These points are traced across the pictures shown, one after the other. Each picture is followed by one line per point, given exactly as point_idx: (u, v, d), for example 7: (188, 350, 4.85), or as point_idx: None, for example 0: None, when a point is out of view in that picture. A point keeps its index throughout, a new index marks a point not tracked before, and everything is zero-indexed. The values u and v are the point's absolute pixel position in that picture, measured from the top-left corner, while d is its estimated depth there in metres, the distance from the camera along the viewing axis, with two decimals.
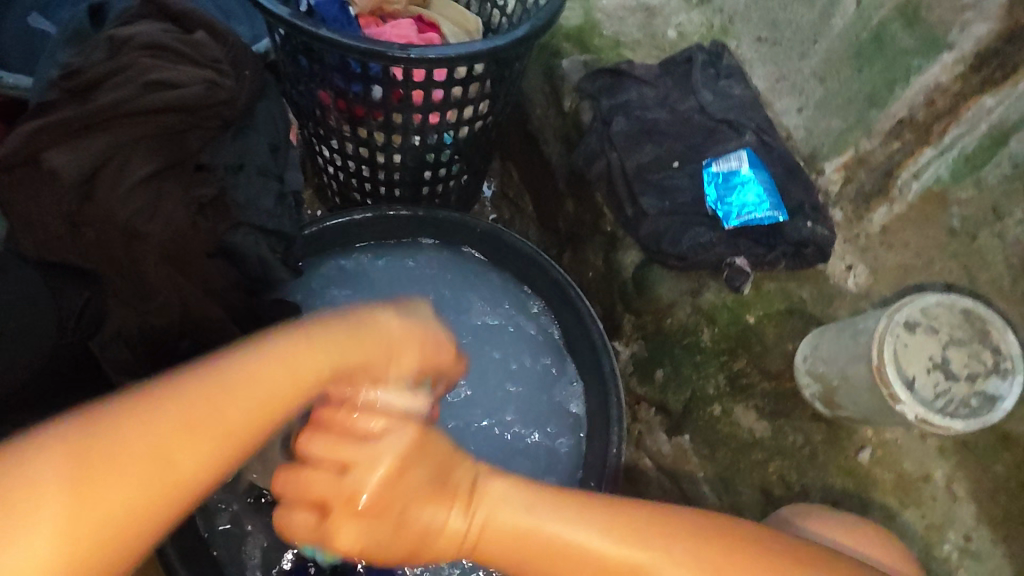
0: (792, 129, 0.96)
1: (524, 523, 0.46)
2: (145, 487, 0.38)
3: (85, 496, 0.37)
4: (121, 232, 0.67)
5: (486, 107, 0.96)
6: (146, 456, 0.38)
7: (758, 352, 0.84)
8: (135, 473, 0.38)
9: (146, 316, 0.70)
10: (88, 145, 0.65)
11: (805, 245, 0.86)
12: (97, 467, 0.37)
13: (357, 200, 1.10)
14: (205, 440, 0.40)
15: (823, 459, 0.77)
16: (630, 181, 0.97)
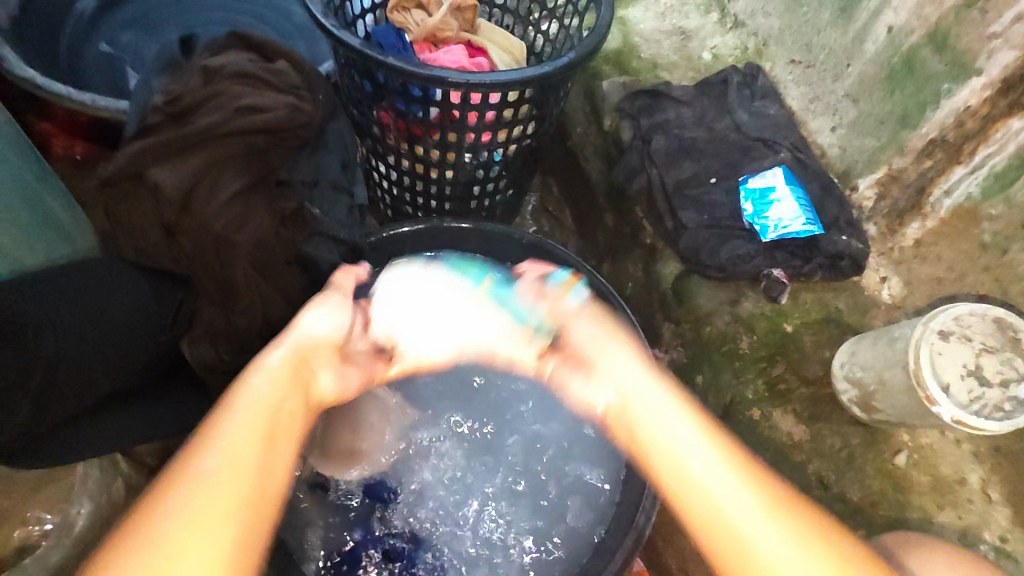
0: (826, 146, 1.00)
1: (685, 454, 0.57)
2: (222, 493, 0.47)
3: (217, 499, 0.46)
4: (214, 242, 0.73)
5: (532, 127, 1.03)
6: (227, 463, 0.48)
7: (797, 359, 0.88)
8: (224, 473, 0.48)
9: (232, 316, 0.78)
10: (188, 162, 0.72)
11: (841, 258, 0.90)
12: (182, 493, 0.46)
13: (409, 213, 1.16)
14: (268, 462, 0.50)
15: (860, 461, 0.81)
16: (669, 197, 1.02)
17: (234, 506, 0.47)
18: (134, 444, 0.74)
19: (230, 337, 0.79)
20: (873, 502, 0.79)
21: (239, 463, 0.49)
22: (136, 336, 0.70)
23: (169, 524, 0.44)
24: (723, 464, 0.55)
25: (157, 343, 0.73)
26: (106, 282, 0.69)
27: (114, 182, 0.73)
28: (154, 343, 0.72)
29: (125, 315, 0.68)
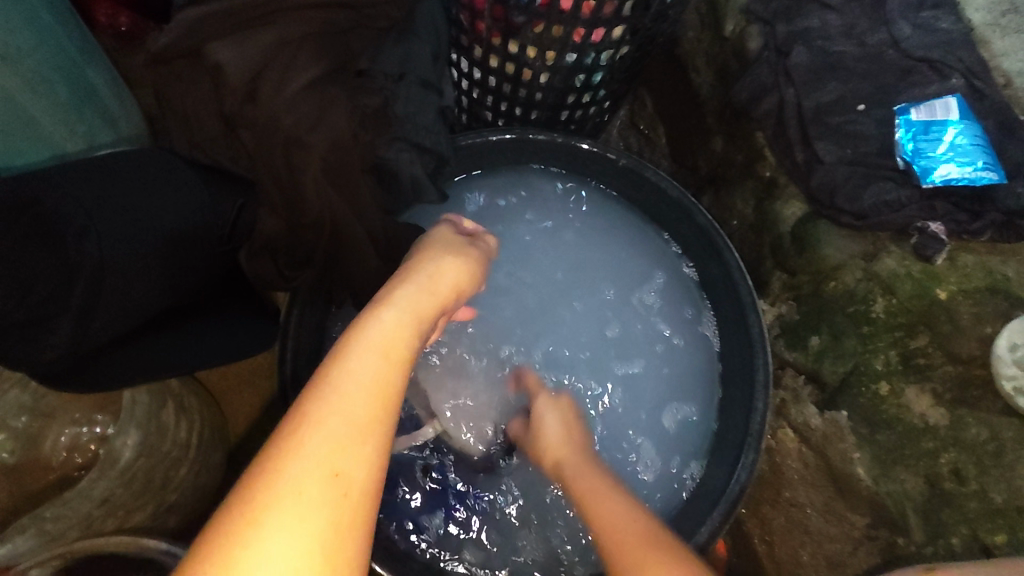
0: (1012, 74, 0.82)
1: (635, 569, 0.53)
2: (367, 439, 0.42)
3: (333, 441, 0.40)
4: (283, 139, 0.61)
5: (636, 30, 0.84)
6: (363, 399, 0.43)
7: (946, 332, 0.74)
8: (359, 413, 0.42)
9: (297, 231, 0.68)
10: (255, 39, 0.57)
11: (1020, 216, 0.74)
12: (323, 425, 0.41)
13: (488, 120, 1.02)
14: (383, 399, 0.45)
15: (1010, 458, 0.69)
16: (805, 123, 0.85)
17: (357, 476, 0.40)
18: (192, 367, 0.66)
19: (291, 255, 0.71)
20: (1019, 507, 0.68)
21: (359, 416, 0.42)
22: (194, 250, 0.61)
23: (318, 455, 0.39)
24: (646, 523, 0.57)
25: (216, 257, 0.65)
26: (164, 186, 0.60)
27: (155, 67, 0.61)
28: (214, 256, 0.64)
29: (182, 226, 0.59)
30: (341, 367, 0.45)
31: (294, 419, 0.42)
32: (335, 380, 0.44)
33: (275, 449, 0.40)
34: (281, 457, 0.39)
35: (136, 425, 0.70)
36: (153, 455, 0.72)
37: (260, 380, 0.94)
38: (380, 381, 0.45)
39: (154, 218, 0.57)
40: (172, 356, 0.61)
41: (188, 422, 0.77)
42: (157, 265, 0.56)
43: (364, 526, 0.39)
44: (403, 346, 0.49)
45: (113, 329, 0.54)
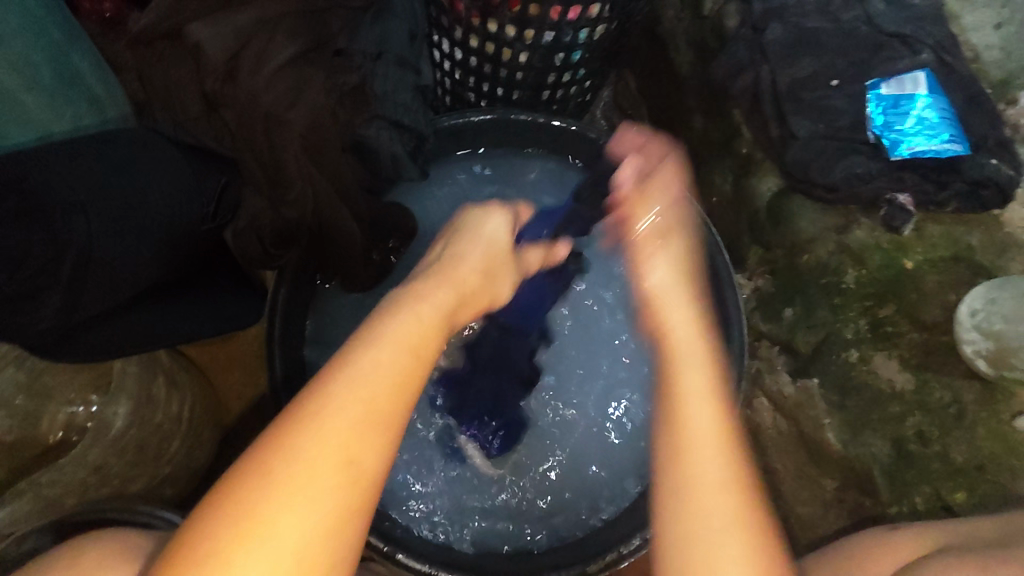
0: (980, 48, 0.83)
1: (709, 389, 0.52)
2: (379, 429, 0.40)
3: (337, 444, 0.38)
4: (262, 116, 0.64)
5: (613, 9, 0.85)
6: (386, 390, 0.41)
7: (913, 299, 0.77)
8: (366, 412, 0.40)
9: (279, 207, 0.71)
10: (231, 19, 0.61)
11: (984, 185, 0.76)
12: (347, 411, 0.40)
13: (471, 101, 1.03)
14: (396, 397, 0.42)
15: (972, 419, 0.72)
16: (780, 99, 0.86)
17: (352, 480, 0.38)
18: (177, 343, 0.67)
19: (278, 233, 0.72)
20: (980, 465, 0.71)
21: (364, 414, 0.40)
22: (176, 229, 0.61)
23: (337, 437, 0.39)
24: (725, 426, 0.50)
25: (199, 235, 0.66)
26: (143, 165, 0.60)
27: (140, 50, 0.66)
28: (196, 235, 0.65)
29: (162, 205, 0.59)
30: (358, 355, 0.42)
31: (301, 409, 0.40)
32: (368, 360, 0.42)
33: (274, 443, 0.38)
34: (280, 453, 0.38)
35: (127, 396, 0.73)
36: (145, 425, 0.75)
37: (248, 358, 0.96)
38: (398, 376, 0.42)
39: (139, 195, 0.58)
40: (158, 328, 0.64)
41: (179, 396, 0.80)
42: (140, 241, 0.57)
43: (362, 514, 0.39)
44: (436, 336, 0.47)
45: (95, 304, 0.55)
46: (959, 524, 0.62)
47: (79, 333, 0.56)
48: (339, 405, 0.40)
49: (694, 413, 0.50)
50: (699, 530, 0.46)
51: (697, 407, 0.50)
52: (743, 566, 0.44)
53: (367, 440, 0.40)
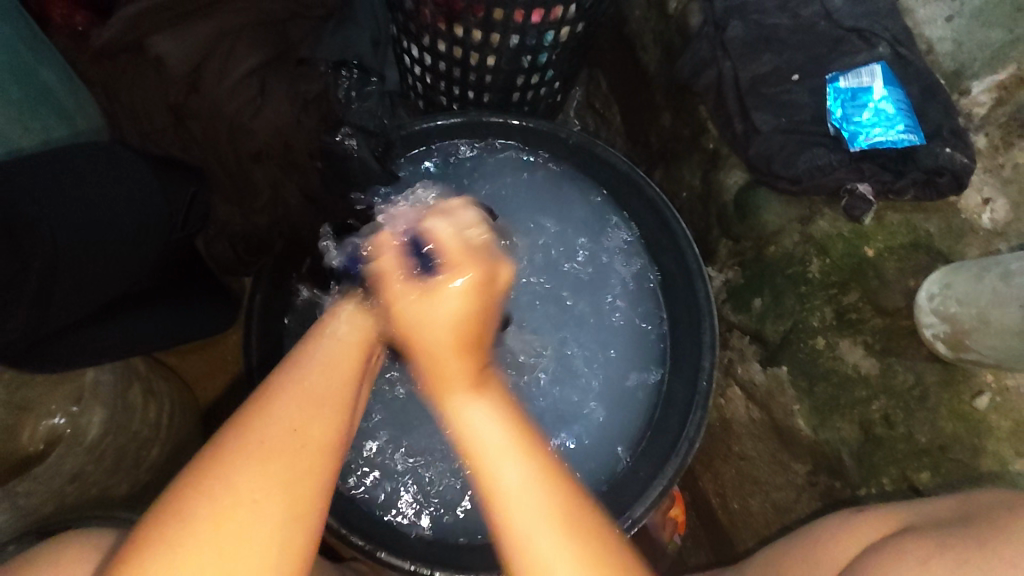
0: (934, 41, 0.83)
1: (530, 519, 0.42)
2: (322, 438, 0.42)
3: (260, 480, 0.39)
4: (227, 126, 0.66)
5: (577, 9, 0.86)
6: (315, 402, 0.43)
7: (874, 286, 0.78)
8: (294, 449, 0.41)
9: (249, 214, 0.74)
10: (193, 29, 0.62)
11: (940, 173, 0.77)
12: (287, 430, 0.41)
13: (443, 105, 1.04)
14: (318, 428, 0.42)
15: (933, 400, 0.74)
16: (742, 95, 0.88)
17: (277, 515, 0.39)
18: (151, 348, 0.68)
19: (249, 238, 0.76)
20: (942, 445, 0.73)
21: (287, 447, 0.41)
22: (145, 237, 0.62)
23: (272, 454, 0.40)
24: (546, 489, 0.43)
25: (168, 244, 0.66)
26: (109, 175, 0.60)
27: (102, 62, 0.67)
28: (166, 243, 0.65)
29: (130, 215, 0.60)
30: (279, 390, 0.43)
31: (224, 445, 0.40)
32: (293, 380, 0.44)
33: (192, 486, 0.39)
34: (201, 493, 0.38)
35: (102, 403, 0.73)
36: (121, 433, 0.76)
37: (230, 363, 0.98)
38: (319, 407, 0.43)
39: (108, 206, 0.58)
40: (132, 336, 0.65)
41: (156, 403, 0.83)
42: (111, 251, 0.58)
43: (312, 531, 0.40)
44: (368, 339, 0.48)
45: (67, 313, 0.56)
46: (923, 505, 0.63)
47: (51, 344, 0.57)
48: (255, 444, 0.40)
49: (528, 522, 0.42)
50: (512, 521, 0.42)
51: (528, 526, 0.42)
52: (553, 536, 0.41)
53: (309, 452, 0.41)
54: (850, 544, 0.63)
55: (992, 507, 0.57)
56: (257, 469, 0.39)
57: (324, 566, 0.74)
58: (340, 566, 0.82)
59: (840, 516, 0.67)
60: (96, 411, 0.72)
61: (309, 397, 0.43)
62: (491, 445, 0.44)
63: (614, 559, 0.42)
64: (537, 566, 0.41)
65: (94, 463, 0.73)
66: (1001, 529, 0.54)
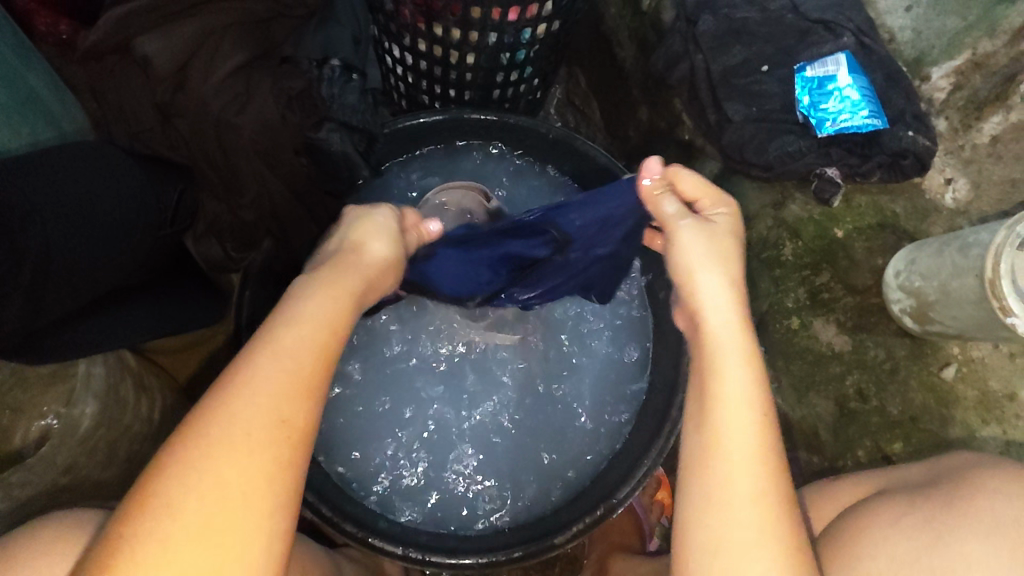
0: (895, 30, 0.86)
1: (746, 484, 0.49)
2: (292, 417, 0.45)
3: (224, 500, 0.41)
4: (213, 124, 0.68)
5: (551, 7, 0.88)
6: (281, 392, 0.45)
7: (844, 267, 0.81)
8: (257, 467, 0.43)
9: (237, 209, 0.75)
10: (180, 31, 0.64)
11: (904, 156, 0.81)
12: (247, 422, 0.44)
13: (425, 104, 1.07)
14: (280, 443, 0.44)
15: (904, 373, 0.77)
16: (714, 86, 0.91)
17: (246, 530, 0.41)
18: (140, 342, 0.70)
19: (237, 234, 0.78)
20: (913, 416, 0.75)
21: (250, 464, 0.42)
22: (133, 233, 0.63)
23: (238, 458, 0.42)
24: (762, 464, 0.50)
25: (157, 240, 0.68)
26: (97, 172, 0.62)
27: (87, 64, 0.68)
28: (154, 240, 0.67)
29: (117, 211, 0.62)
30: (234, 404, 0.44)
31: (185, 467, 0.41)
32: (251, 380, 0.45)
33: (154, 508, 0.40)
34: (163, 515, 0.40)
35: (95, 397, 0.74)
36: (113, 427, 0.77)
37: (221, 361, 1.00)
38: (280, 424, 0.44)
39: (97, 202, 0.60)
40: (121, 330, 0.67)
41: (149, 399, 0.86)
42: (101, 247, 0.60)
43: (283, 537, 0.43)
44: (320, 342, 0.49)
45: (57, 306, 0.58)
46: (895, 470, 0.65)
47: (43, 335, 0.59)
48: (216, 464, 0.42)
49: (739, 496, 0.49)
50: (728, 473, 0.50)
51: (733, 479, 0.49)
52: (757, 524, 0.48)
53: (277, 443, 0.44)
54: (830, 509, 0.66)
55: (961, 468, 0.59)
56: (219, 489, 0.41)
57: (318, 552, 0.76)
58: (334, 553, 0.84)
59: (823, 484, 0.70)
60: (89, 403, 0.73)
61: (273, 388, 0.45)
62: (731, 404, 0.52)
63: (802, 546, 0.49)
64: (734, 548, 0.48)
65: (89, 456, 0.74)
66: (970, 488, 0.56)
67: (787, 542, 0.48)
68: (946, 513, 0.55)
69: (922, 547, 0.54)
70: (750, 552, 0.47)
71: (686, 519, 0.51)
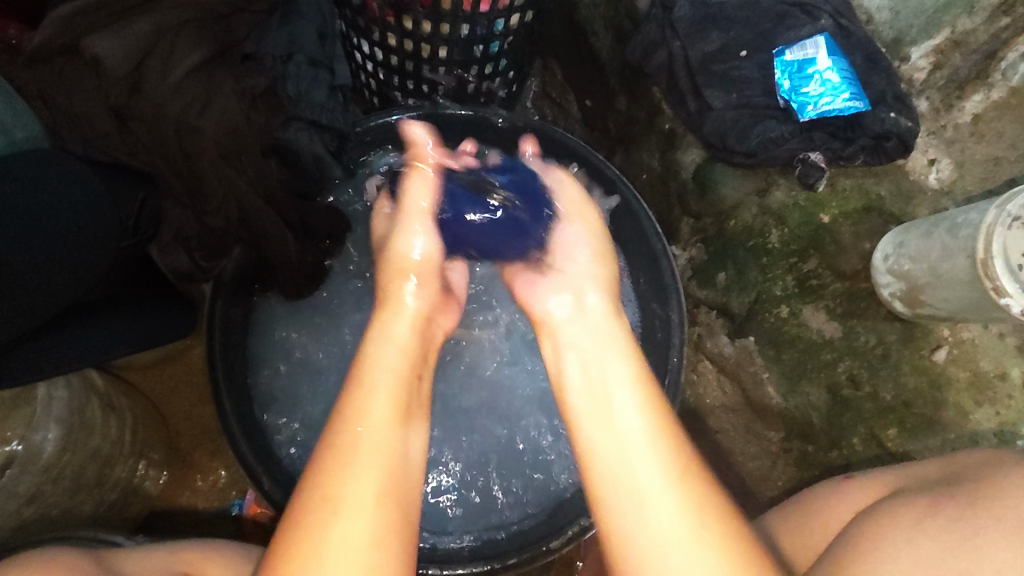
0: (872, 10, 0.84)
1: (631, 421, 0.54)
2: (385, 439, 0.51)
3: (356, 466, 0.48)
4: (173, 126, 0.62)
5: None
6: (390, 400, 0.53)
7: (832, 251, 0.80)
8: (389, 417, 0.52)
9: (203, 217, 0.71)
10: (130, 28, 0.59)
11: (887, 138, 0.79)
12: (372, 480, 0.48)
13: (399, 101, 1.03)
14: (398, 476, 0.49)
15: (896, 358, 0.76)
16: (693, 73, 0.89)
17: (385, 472, 0.49)
18: (107, 359, 0.68)
19: (205, 242, 0.74)
20: (907, 402, 0.75)
21: (394, 432, 0.51)
22: (96, 245, 0.62)
23: (385, 448, 0.50)
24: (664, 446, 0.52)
25: (119, 251, 0.66)
26: (59, 187, 0.59)
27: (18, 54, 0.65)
28: (115, 252, 0.65)
29: (73, 225, 0.59)
30: (356, 388, 0.53)
31: (333, 433, 0.50)
32: (356, 405, 0.52)
33: (305, 504, 0.46)
34: (316, 489, 0.47)
35: (58, 421, 0.73)
36: (78, 452, 0.77)
37: (197, 377, 0.97)
38: (376, 394, 0.53)
39: (55, 215, 0.58)
40: (86, 350, 0.65)
41: (118, 420, 0.83)
42: (58, 266, 0.58)
43: (408, 512, 0.49)
44: (404, 360, 0.57)
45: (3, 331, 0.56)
46: (913, 466, 0.65)
47: (20, 348, 0.59)
48: (349, 438, 0.50)
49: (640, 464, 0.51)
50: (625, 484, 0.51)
51: (606, 446, 0.53)
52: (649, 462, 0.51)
53: (391, 450, 0.50)
54: (843, 510, 0.64)
55: (981, 467, 0.59)
56: (355, 479, 0.48)
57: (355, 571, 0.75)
58: None
59: (832, 484, 0.69)
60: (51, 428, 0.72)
61: (388, 383, 0.54)
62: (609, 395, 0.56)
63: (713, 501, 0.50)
64: (663, 546, 0.48)
65: (56, 482, 0.74)
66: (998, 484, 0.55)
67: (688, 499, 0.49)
68: (965, 509, 0.55)
69: (946, 550, 0.53)
70: (685, 536, 0.48)
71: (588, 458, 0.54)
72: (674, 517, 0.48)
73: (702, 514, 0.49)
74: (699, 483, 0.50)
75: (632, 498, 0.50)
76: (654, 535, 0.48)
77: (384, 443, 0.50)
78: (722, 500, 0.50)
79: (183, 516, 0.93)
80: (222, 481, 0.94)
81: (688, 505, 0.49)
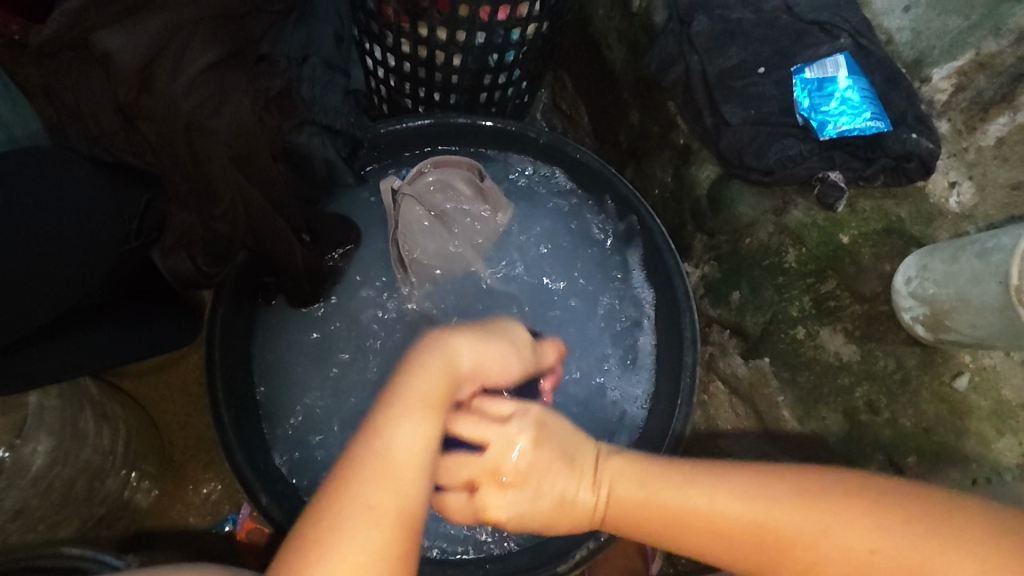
0: (893, 31, 0.85)
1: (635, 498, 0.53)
2: (404, 486, 0.45)
3: (364, 510, 0.43)
4: (183, 126, 0.60)
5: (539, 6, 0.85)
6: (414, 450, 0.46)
7: (851, 273, 0.78)
8: (410, 468, 0.46)
9: (209, 222, 0.68)
10: (144, 25, 0.56)
11: (907, 159, 0.78)
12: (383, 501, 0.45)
13: (408, 108, 1.01)
14: (408, 520, 0.44)
15: (915, 384, 0.74)
16: (710, 89, 0.88)
17: (394, 516, 0.44)
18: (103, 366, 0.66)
19: (209, 248, 0.71)
20: (926, 428, 0.73)
21: (403, 487, 0.45)
22: (97, 249, 0.60)
23: (401, 501, 0.44)
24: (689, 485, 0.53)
25: (120, 255, 0.64)
26: (60, 186, 0.57)
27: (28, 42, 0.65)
28: (117, 255, 0.63)
29: (74, 227, 0.57)
30: (384, 424, 0.47)
31: (340, 474, 0.45)
32: (376, 452, 0.46)
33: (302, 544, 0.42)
34: (315, 511, 0.44)
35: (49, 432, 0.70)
36: (69, 464, 0.74)
37: (192, 386, 0.94)
38: (398, 433, 0.46)
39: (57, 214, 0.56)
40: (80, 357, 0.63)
41: (111, 429, 0.80)
42: (56, 269, 0.56)
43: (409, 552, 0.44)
44: (446, 395, 0.49)
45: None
46: None
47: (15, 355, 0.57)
48: (362, 479, 0.44)
49: (731, 510, 0.51)
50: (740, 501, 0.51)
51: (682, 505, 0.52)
52: (739, 502, 0.51)
53: (408, 501, 0.45)
54: None
55: None
56: (359, 528, 0.43)
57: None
58: None
59: None
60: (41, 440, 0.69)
61: (415, 437, 0.47)
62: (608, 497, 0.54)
63: (803, 480, 0.51)
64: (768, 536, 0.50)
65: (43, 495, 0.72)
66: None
67: (775, 494, 0.51)
68: None
69: None
70: (778, 522, 0.50)
71: (703, 546, 0.52)
72: (797, 522, 0.49)
73: (817, 509, 0.49)
74: (772, 476, 0.52)
75: (699, 493, 0.52)
76: (825, 564, 0.48)
77: (394, 491, 0.45)
78: (856, 495, 0.49)
79: (174, 532, 0.90)
80: (214, 495, 0.91)
81: (794, 514, 0.50)
